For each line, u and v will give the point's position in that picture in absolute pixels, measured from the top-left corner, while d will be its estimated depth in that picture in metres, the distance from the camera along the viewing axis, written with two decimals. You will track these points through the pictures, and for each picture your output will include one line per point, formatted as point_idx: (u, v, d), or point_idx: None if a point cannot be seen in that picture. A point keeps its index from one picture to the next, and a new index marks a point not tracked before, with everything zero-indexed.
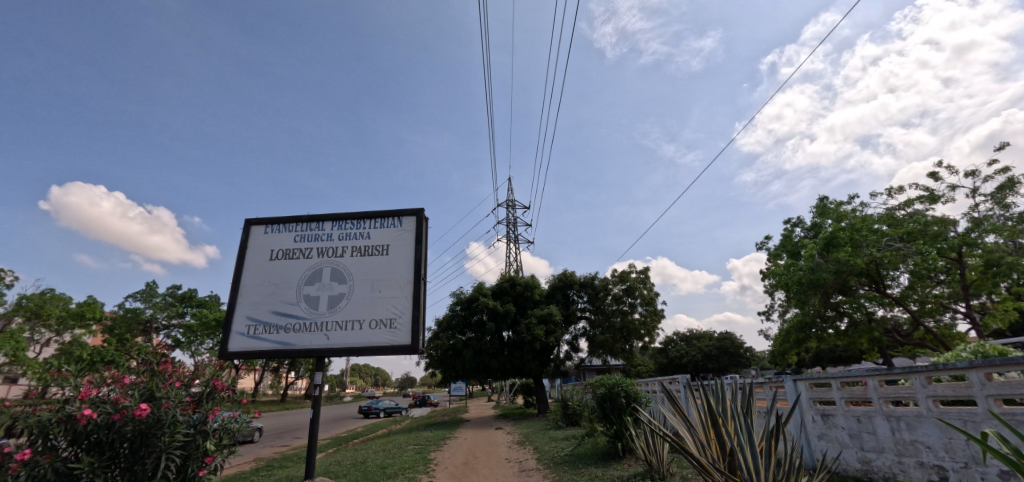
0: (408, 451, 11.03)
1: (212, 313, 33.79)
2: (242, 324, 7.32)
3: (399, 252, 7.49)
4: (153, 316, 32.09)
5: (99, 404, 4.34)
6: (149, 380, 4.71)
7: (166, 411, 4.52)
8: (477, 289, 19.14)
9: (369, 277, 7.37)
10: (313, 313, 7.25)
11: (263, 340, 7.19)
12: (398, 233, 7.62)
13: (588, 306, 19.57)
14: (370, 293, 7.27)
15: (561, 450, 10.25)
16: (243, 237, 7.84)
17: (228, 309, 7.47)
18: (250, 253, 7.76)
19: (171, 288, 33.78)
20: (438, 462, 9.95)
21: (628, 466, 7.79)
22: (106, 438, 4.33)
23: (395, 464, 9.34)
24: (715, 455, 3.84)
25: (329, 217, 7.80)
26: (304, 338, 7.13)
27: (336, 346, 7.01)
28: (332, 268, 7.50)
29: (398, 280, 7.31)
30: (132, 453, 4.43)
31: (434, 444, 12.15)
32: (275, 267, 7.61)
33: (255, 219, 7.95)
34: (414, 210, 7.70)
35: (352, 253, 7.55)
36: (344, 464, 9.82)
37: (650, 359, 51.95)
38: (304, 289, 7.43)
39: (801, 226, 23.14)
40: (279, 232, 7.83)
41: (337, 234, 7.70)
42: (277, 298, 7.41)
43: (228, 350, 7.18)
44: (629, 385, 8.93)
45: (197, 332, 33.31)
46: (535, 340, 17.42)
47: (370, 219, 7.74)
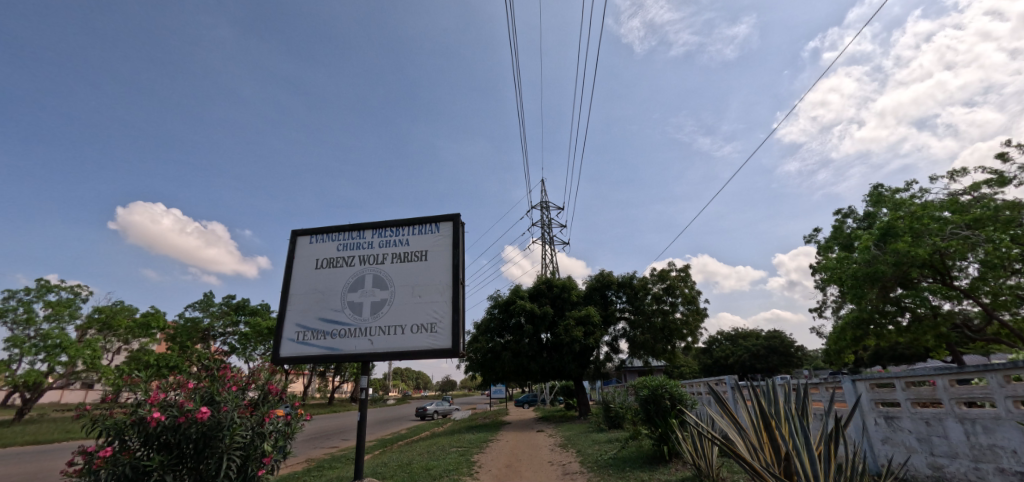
0: (453, 453, 11.21)
1: (265, 321, 35.57)
2: (291, 330, 7.66)
3: (438, 257, 7.62)
4: (211, 325, 34.14)
5: (167, 407, 4.65)
6: (209, 385, 5.01)
7: (226, 413, 4.77)
8: (515, 291, 19.16)
9: (408, 283, 7.54)
10: (358, 319, 7.49)
11: (312, 346, 7.50)
12: (436, 238, 7.76)
13: (627, 306, 19.21)
14: (411, 298, 7.44)
15: (605, 453, 10.11)
16: (290, 247, 8.22)
17: (278, 317, 7.82)
18: (297, 263, 8.10)
19: (227, 298, 35.80)
20: (482, 464, 10.05)
21: (675, 471, 7.54)
22: (173, 440, 4.60)
23: (439, 466, 9.48)
24: (769, 459, 3.64)
25: (369, 226, 8.04)
26: (349, 343, 7.38)
27: (379, 350, 7.21)
28: (373, 275, 7.73)
29: (437, 287, 7.43)
30: (196, 453, 4.68)
31: (477, 446, 12.25)
32: (320, 275, 7.93)
33: (300, 229, 8.32)
34: (451, 215, 7.85)
35: (392, 260, 7.76)
36: (390, 465, 10.12)
37: (693, 360, 50.63)
38: (348, 296, 7.68)
39: (853, 216, 21.97)
40: (323, 241, 8.16)
41: (377, 242, 7.93)
42: (322, 305, 7.71)
43: (279, 356, 7.51)
44: (673, 386, 8.70)
45: (251, 339, 35.16)
46: (574, 341, 17.22)
47: (408, 226, 7.95)
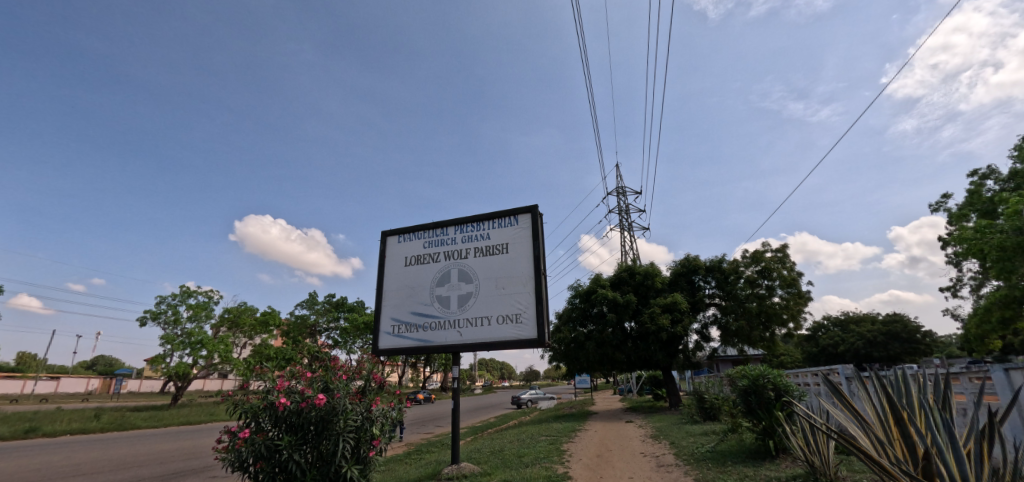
0: (542, 441, 11.38)
1: (361, 317, 38.70)
2: (388, 324, 8.24)
3: (519, 249, 7.73)
4: (316, 321, 37.94)
5: (291, 393, 5.22)
6: (324, 374, 5.54)
7: (339, 399, 5.27)
8: (595, 280, 18.87)
9: (491, 275, 7.74)
10: (446, 312, 7.86)
11: (406, 338, 8.01)
12: (515, 231, 7.87)
13: (717, 291, 18.05)
14: (494, 290, 7.64)
15: (701, 446, 9.64)
16: (382, 247, 8.81)
17: (376, 312, 8.44)
18: (388, 261, 8.67)
19: (328, 296, 39.49)
20: (572, 453, 10.09)
21: (784, 467, 6.97)
22: (298, 422, 5.17)
23: (530, 454, 9.68)
24: (903, 457, 3.22)
25: (452, 223, 8.37)
26: (440, 335, 7.77)
27: (468, 342, 7.50)
28: (458, 269, 8.04)
29: (520, 278, 7.55)
30: (317, 435, 5.22)
31: (566, 435, 12.31)
32: (410, 272, 8.41)
33: (389, 230, 8.89)
34: (529, 206, 7.92)
35: (475, 253, 8.01)
36: (483, 451, 10.54)
37: (795, 348, 46.39)
38: (436, 290, 8.08)
39: (994, 177, 18.60)
40: (410, 240, 8.64)
41: (460, 238, 8.23)
42: (413, 300, 8.18)
43: (379, 348, 8.12)
44: (777, 376, 8.02)
45: (351, 333, 38.47)
46: (660, 330, 16.56)
47: (488, 220, 8.15)
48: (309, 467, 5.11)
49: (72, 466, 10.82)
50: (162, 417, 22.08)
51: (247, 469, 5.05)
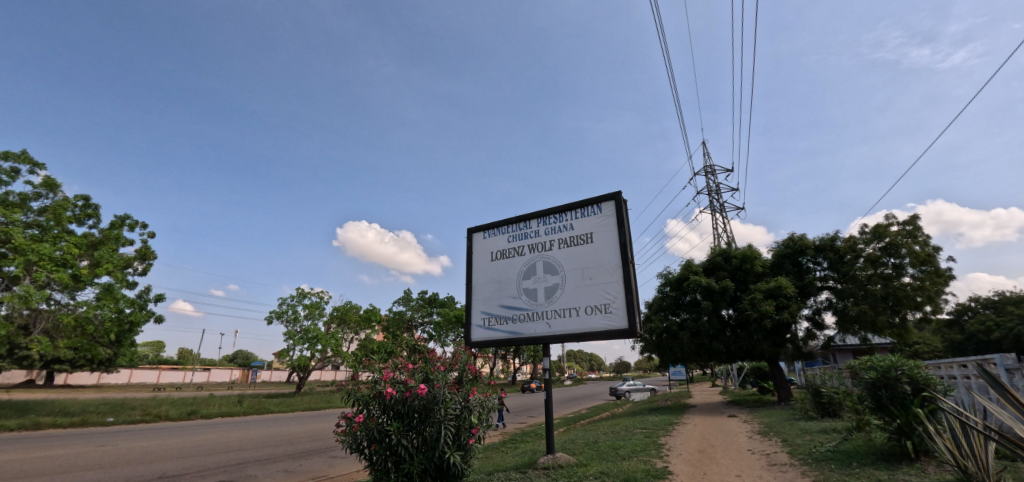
0: (638, 434, 11.08)
1: (453, 311, 40.71)
2: (479, 317, 8.56)
3: (604, 238, 7.59)
4: (413, 316, 40.75)
5: (396, 383, 5.63)
6: (424, 366, 5.91)
7: (439, 389, 5.60)
8: (686, 267, 17.90)
9: (577, 266, 7.69)
10: (534, 304, 7.96)
11: (497, 330, 8.26)
12: (599, 219, 7.73)
13: (830, 273, 16.16)
14: (581, 281, 7.58)
15: (820, 444, 8.73)
16: (469, 244, 9.15)
17: (467, 306, 8.81)
18: (476, 257, 8.98)
19: (422, 293, 42.12)
20: (671, 447, 9.70)
21: (929, 472, 6.05)
22: (404, 410, 5.57)
23: (626, 447, 9.49)
24: None
25: (534, 216, 8.45)
26: (530, 327, 7.90)
27: (557, 333, 7.54)
28: (543, 261, 8.10)
29: (607, 267, 7.41)
30: (421, 422, 5.58)
31: (663, 429, 11.86)
32: (496, 266, 8.64)
33: (474, 227, 9.20)
34: (613, 193, 7.73)
35: (559, 245, 8.00)
36: (578, 442, 10.54)
37: (934, 337, 39.98)
38: (523, 283, 8.21)
39: None
40: (495, 235, 8.86)
41: (543, 230, 8.27)
42: (501, 293, 8.41)
43: (472, 340, 8.46)
44: (913, 368, 6.98)
45: (444, 326, 40.65)
46: (763, 317, 15.24)
47: (571, 210, 8.11)
48: (416, 451, 5.47)
49: (229, 442, 12.80)
50: (290, 404, 25.21)
51: (363, 451, 5.54)
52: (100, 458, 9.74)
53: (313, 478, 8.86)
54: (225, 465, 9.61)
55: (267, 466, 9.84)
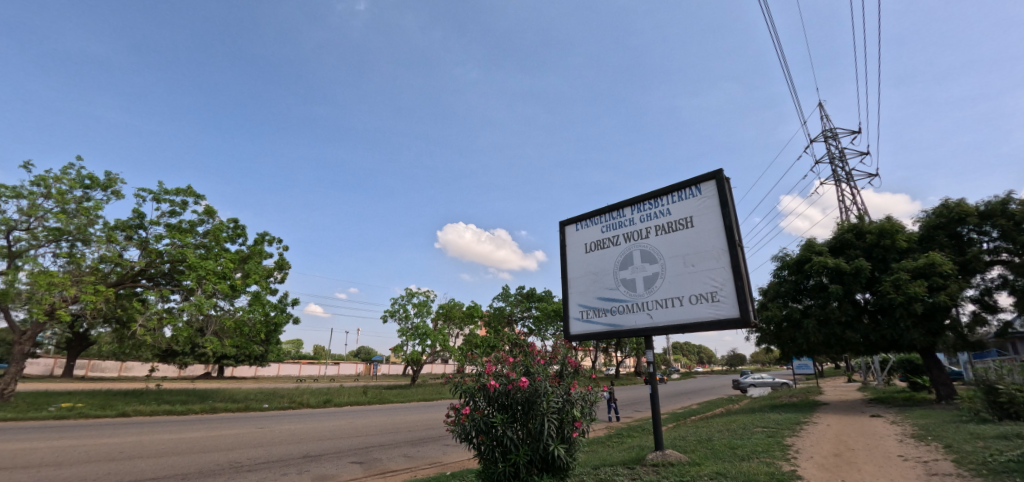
0: (758, 433, 10.10)
1: (551, 305, 41.00)
2: (576, 310, 8.46)
3: (706, 221, 7.02)
4: (512, 311, 42.06)
5: (499, 376, 5.77)
6: (524, 359, 5.97)
7: (540, 383, 5.62)
8: (807, 247, 15.91)
9: (678, 253, 7.22)
10: (633, 295, 7.65)
11: (596, 323, 8.09)
12: (700, 202, 7.17)
13: (1005, 244, 13.18)
14: (683, 268, 7.10)
15: (1003, 453, 7.14)
16: (561, 237, 9.09)
17: (564, 300, 8.76)
18: (569, 250, 8.89)
19: (519, 288, 43.16)
20: (799, 448, 8.69)
21: None
22: (507, 402, 5.68)
23: (745, 446, 8.71)
24: None
25: (628, 204, 8.12)
26: (630, 318, 7.61)
27: (660, 324, 7.15)
28: (640, 250, 7.75)
29: (711, 252, 6.85)
30: (525, 414, 5.65)
31: (788, 428, 10.67)
32: (591, 258, 8.46)
33: (566, 220, 9.11)
34: (714, 172, 7.13)
35: (657, 232, 7.58)
36: (689, 440, 9.94)
37: None
38: (620, 273, 7.93)
39: None
40: (588, 226, 8.69)
41: (638, 217, 7.91)
42: (598, 285, 8.21)
43: (571, 333, 8.40)
44: None
45: (543, 320, 41.17)
46: (913, 301, 12.94)
47: (667, 195, 7.65)
48: (521, 442, 5.55)
49: (359, 428, 14.33)
50: (407, 394, 27.44)
51: (471, 441, 5.78)
52: (261, 438, 11.49)
53: (430, 464, 9.51)
54: (357, 448, 10.75)
55: (391, 450, 10.80)
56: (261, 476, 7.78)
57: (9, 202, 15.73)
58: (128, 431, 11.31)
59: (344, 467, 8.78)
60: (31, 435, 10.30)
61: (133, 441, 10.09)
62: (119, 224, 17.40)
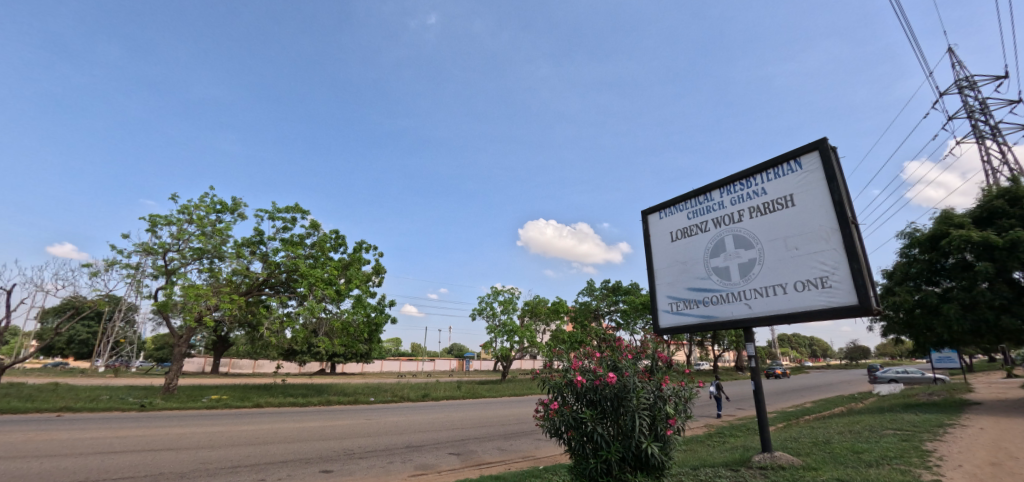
0: (890, 436, 8.83)
1: (638, 298, 39.60)
2: (665, 302, 8.08)
3: (809, 198, 6.31)
4: (598, 306, 41.44)
5: (586, 372, 5.70)
6: (611, 354, 5.82)
7: (629, 378, 5.43)
8: (943, 220, 13.58)
9: (778, 236, 6.57)
10: (728, 284, 7.11)
11: (687, 315, 7.65)
12: (801, 178, 6.47)
13: None
14: (785, 253, 6.44)
15: None
16: (645, 227, 8.73)
17: (651, 292, 8.41)
18: (654, 239, 8.51)
19: (604, 282, 42.37)
20: (944, 455, 7.45)
21: None
22: (596, 398, 5.58)
23: (873, 450, 7.66)
24: None
25: (716, 186, 7.58)
26: (726, 309, 7.09)
27: (761, 315, 6.56)
28: (732, 235, 7.18)
29: (818, 232, 6.13)
30: (614, 410, 5.50)
31: (929, 431, 9.20)
32: (678, 247, 8.02)
33: (648, 209, 8.74)
34: (816, 143, 6.40)
35: (751, 214, 6.98)
36: (802, 441, 8.99)
37: None
38: (711, 262, 7.42)
39: None
40: (672, 214, 8.25)
41: (728, 200, 7.34)
42: (688, 275, 7.75)
43: (660, 326, 8.05)
44: None
45: (631, 314, 39.96)
46: None
47: (762, 173, 7.01)
48: (612, 439, 5.42)
49: (456, 421, 15.08)
50: (498, 389, 28.29)
51: (562, 436, 5.78)
52: (371, 428, 12.58)
53: (523, 458, 9.69)
54: (454, 440, 11.32)
55: (485, 443, 11.21)
56: (370, 463, 8.50)
57: (164, 228, 18.86)
58: (261, 420, 13.02)
59: (443, 458, 9.28)
60: (193, 421, 12.35)
61: (267, 429, 11.59)
62: (245, 241, 20.08)
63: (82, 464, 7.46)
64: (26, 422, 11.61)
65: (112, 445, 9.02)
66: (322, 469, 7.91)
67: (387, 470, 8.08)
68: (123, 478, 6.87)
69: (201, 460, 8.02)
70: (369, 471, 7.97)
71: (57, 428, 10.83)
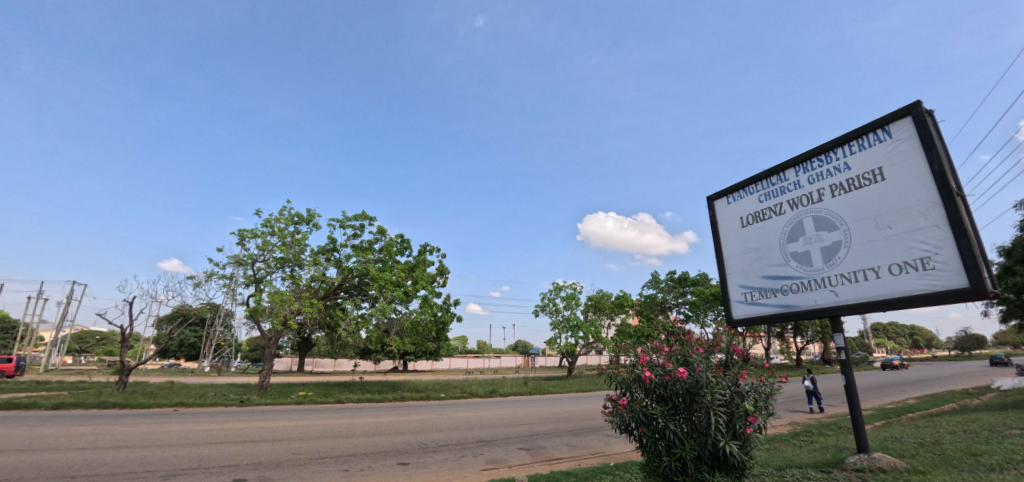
0: (1017, 437, 7.69)
1: (708, 289, 37.67)
2: (738, 292, 7.62)
3: (902, 170, 5.68)
4: (665, 298, 40.03)
5: (654, 367, 5.53)
6: (681, 348, 5.60)
7: (701, 373, 5.19)
8: None
9: (866, 215, 5.97)
10: (809, 270, 6.57)
11: (764, 305, 7.16)
12: (890, 148, 5.84)
13: None
14: (876, 233, 5.83)
15: None
16: (711, 213, 8.29)
17: (721, 282, 7.97)
18: (722, 226, 8.06)
19: (670, 273, 40.81)
20: None
21: None
22: (666, 394, 5.38)
23: (994, 453, 6.73)
24: None
25: (790, 165, 7.04)
26: (808, 298, 6.55)
27: (851, 303, 5.99)
28: (812, 217, 6.62)
29: (916, 207, 5.48)
30: (687, 407, 5.27)
31: None
32: (750, 233, 7.53)
33: (714, 194, 8.29)
34: (907, 108, 5.75)
35: (833, 193, 6.40)
36: (906, 442, 8.09)
37: None
38: (789, 247, 6.88)
39: None
40: (742, 198, 7.76)
41: (805, 179, 6.79)
42: (762, 263, 7.25)
43: (734, 318, 7.61)
44: None
45: (700, 306, 38.13)
46: None
47: (843, 146, 6.41)
48: (686, 436, 5.21)
49: (524, 417, 15.29)
50: (565, 386, 28.21)
51: (632, 432, 5.66)
52: (443, 423, 13.07)
53: (594, 454, 9.60)
54: (523, 436, 11.46)
55: (554, 439, 11.24)
56: (444, 457, 8.84)
57: (251, 241, 20.80)
58: (341, 415, 14.02)
59: (513, 453, 9.44)
60: (282, 416, 13.57)
61: (348, 423, 12.43)
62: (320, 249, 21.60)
63: (197, 453, 8.44)
64: (151, 415, 13.38)
65: (219, 436, 10.14)
66: (400, 461, 8.35)
67: (459, 463, 8.36)
68: (230, 465, 7.70)
69: (293, 451, 8.77)
70: (443, 464, 8.29)
71: (173, 421, 12.39)
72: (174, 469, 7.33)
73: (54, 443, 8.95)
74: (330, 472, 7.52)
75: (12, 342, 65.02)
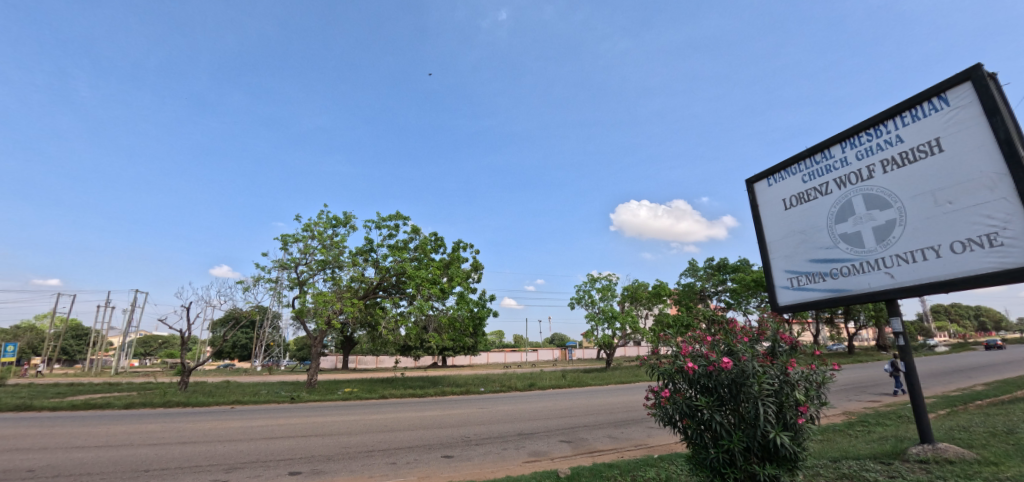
0: None
1: (749, 275, 36.31)
2: (783, 278, 7.31)
3: (962, 140, 5.29)
4: (704, 287, 38.92)
5: (697, 357, 5.39)
6: (724, 338, 5.42)
7: (747, 363, 5.01)
8: None
9: (923, 190, 5.60)
10: (860, 252, 6.22)
11: (812, 290, 6.85)
12: (948, 117, 5.44)
13: None
14: (935, 209, 5.47)
15: None
16: (751, 196, 7.98)
17: (765, 267, 7.67)
18: (763, 209, 7.75)
19: (709, 260, 39.62)
20: None
21: None
22: (711, 384, 5.23)
23: None
24: None
25: (836, 141, 6.68)
26: (860, 281, 6.22)
27: (908, 284, 5.64)
28: (862, 195, 6.26)
29: (980, 180, 5.10)
30: (733, 397, 5.12)
31: None
32: (794, 215, 7.20)
33: (754, 177, 7.98)
34: (967, 72, 5.32)
35: (885, 168, 6.03)
36: (975, 432, 7.58)
37: None
38: (837, 228, 6.54)
39: None
40: (784, 179, 7.43)
41: (853, 155, 6.42)
42: (809, 246, 6.94)
43: (779, 304, 7.32)
44: None
45: (742, 293, 36.83)
46: None
47: (895, 117, 6.03)
48: (733, 428, 5.08)
49: (564, 409, 15.33)
50: (604, 378, 27.98)
51: (676, 424, 5.58)
52: (483, 417, 13.24)
53: (636, 446, 9.51)
54: (564, 428, 11.46)
55: (595, 431, 11.19)
56: (486, 450, 8.98)
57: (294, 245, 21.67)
58: (385, 410, 14.49)
59: (556, 445, 9.46)
60: (329, 411, 14.18)
61: (392, 418, 12.83)
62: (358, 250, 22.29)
63: (254, 447, 8.94)
64: (210, 413, 14.29)
65: (273, 431, 10.70)
66: (445, 454, 8.56)
67: (502, 456, 8.48)
68: (284, 459, 8.10)
69: (343, 445, 9.13)
70: (486, 457, 8.43)
71: (232, 418, 13.19)
72: (235, 463, 7.81)
73: (127, 440, 9.68)
74: (378, 465, 7.79)
75: (86, 347, 70.37)
